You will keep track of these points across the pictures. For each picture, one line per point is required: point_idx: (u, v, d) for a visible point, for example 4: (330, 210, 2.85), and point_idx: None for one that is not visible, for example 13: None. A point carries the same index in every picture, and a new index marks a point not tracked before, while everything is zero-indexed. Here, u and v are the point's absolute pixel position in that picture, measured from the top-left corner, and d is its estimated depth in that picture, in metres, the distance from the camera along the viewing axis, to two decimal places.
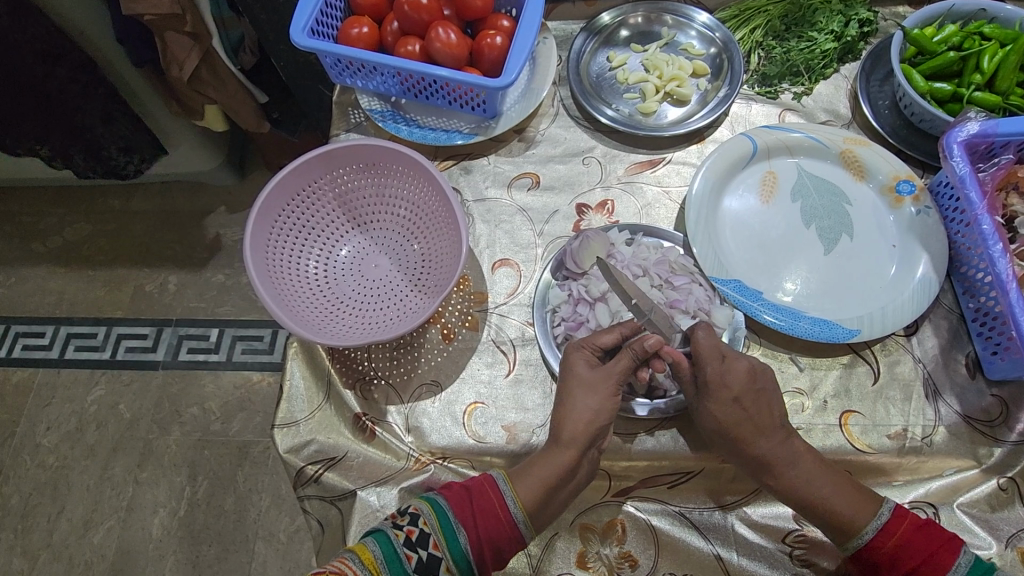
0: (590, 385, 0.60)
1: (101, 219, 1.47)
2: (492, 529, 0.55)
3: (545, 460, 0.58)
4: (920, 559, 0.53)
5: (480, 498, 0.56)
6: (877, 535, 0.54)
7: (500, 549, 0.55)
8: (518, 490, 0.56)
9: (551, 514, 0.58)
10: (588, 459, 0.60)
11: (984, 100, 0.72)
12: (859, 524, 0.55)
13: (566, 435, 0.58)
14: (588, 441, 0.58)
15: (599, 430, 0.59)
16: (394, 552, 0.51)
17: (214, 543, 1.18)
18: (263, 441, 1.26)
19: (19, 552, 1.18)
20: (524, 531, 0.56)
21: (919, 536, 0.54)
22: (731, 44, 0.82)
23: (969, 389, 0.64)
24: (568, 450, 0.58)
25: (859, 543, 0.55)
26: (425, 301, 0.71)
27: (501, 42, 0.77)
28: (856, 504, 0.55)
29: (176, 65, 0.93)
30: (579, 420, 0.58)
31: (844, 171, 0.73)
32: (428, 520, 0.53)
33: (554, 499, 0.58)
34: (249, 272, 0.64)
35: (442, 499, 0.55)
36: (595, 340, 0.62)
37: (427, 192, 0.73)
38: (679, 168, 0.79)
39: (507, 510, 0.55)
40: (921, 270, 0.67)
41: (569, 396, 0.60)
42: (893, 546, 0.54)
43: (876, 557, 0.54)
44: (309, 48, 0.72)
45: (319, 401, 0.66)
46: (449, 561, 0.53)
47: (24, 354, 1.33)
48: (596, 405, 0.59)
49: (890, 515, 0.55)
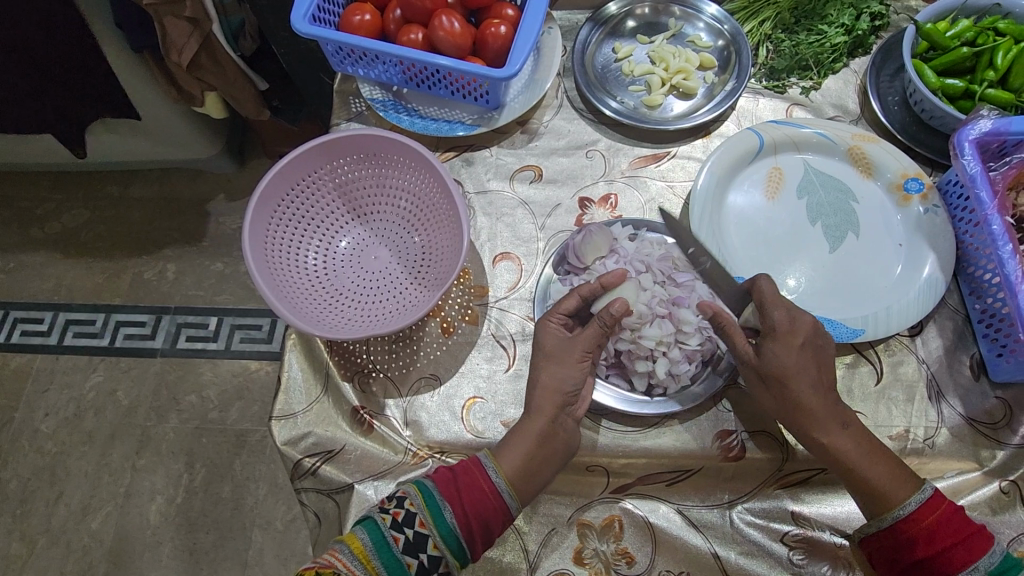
0: (557, 356, 0.61)
1: (100, 204, 1.46)
2: (478, 503, 0.54)
3: (526, 432, 0.58)
4: (957, 539, 0.52)
5: (465, 476, 0.55)
6: (919, 508, 0.53)
7: (489, 525, 0.54)
8: (504, 466, 0.56)
9: (538, 485, 0.58)
10: (566, 430, 0.59)
11: (996, 97, 0.71)
12: (896, 498, 0.54)
13: (536, 402, 0.59)
14: (558, 404, 0.60)
15: (567, 397, 0.60)
16: (382, 538, 0.51)
17: (211, 530, 1.19)
18: (261, 429, 1.26)
19: (17, 536, 1.19)
20: (510, 503, 0.55)
21: (956, 518, 0.52)
22: (739, 36, 0.81)
23: (972, 390, 0.63)
24: (540, 418, 0.59)
25: (898, 515, 0.53)
26: (425, 294, 0.70)
27: (505, 31, 0.75)
28: (896, 479, 0.55)
29: (175, 50, 0.91)
30: (547, 388, 0.60)
31: (852, 168, 0.72)
32: (414, 501, 0.53)
33: (537, 474, 0.57)
34: (247, 262, 0.63)
35: (428, 480, 0.55)
36: (560, 308, 0.62)
37: (429, 184, 0.72)
38: (685, 163, 0.78)
39: (491, 483, 0.55)
40: (928, 269, 0.66)
41: (535, 368, 0.61)
42: (931, 523, 0.52)
43: (912, 532, 0.53)
44: (310, 35, 0.71)
45: (317, 393, 0.65)
46: (436, 538, 0.52)
47: (22, 339, 1.33)
48: (563, 372, 0.60)
49: (933, 493, 0.54)
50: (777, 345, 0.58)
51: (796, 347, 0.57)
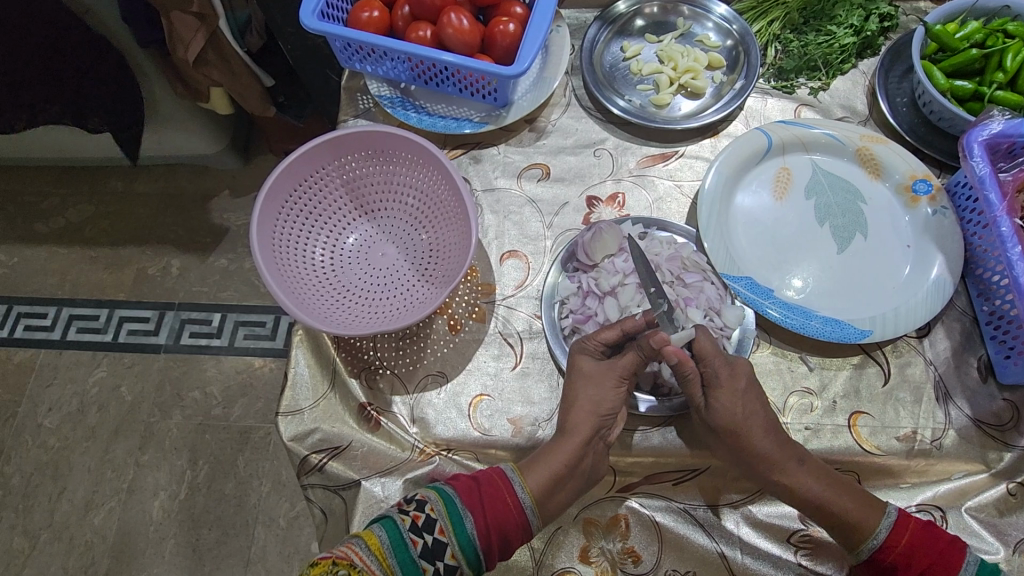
0: (592, 378, 0.60)
1: (104, 200, 1.46)
2: (500, 515, 0.54)
3: (557, 453, 0.57)
4: (932, 559, 0.52)
5: (488, 486, 0.56)
6: (890, 535, 0.54)
7: (507, 537, 0.54)
8: (529, 483, 0.56)
9: (560, 504, 0.58)
10: (593, 452, 0.59)
11: (1005, 99, 0.71)
12: (868, 525, 0.54)
13: (572, 424, 0.59)
14: (595, 428, 0.59)
15: (605, 419, 0.59)
16: (400, 538, 0.51)
17: (214, 526, 1.19)
18: (265, 426, 1.26)
19: (19, 532, 1.19)
20: (531, 520, 0.55)
21: (926, 536, 0.53)
22: (748, 36, 0.81)
23: (979, 392, 0.63)
24: (574, 441, 0.58)
25: (873, 546, 0.54)
26: (432, 291, 0.70)
27: (514, 29, 0.75)
28: (863, 506, 0.55)
29: (182, 47, 0.91)
30: (578, 403, 0.60)
31: (860, 169, 0.72)
32: (435, 507, 0.53)
33: (561, 494, 0.57)
34: (256, 257, 0.63)
35: (450, 488, 0.55)
36: (597, 334, 0.62)
37: (437, 180, 0.71)
38: (693, 162, 0.78)
39: (516, 497, 0.55)
40: (936, 271, 0.66)
41: (573, 388, 0.61)
42: (905, 545, 0.53)
43: (890, 558, 0.54)
44: (319, 31, 0.71)
45: (324, 389, 0.65)
46: (455, 547, 0.52)
47: (26, 334, 1.33)
48: (599, 396, 0.60)
49: (898, 515, 0.54)
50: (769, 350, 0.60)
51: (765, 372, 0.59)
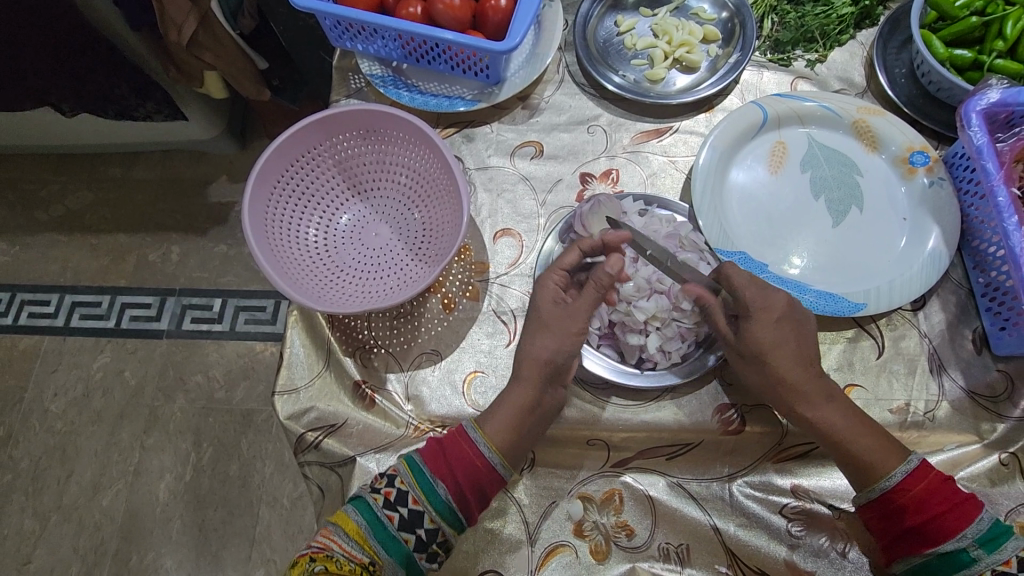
0: (552, 325, 0.60)
1: (103, 187, 1.46)
2: (470, 474, 0.54)
3: (511, 403, 0.58)
4: (947, 507, 0.51)
5: (453, 448, 0.55)
6: (906, 478, 0.53)
7: (484, 492, 0.55)
8: (490, 434, 0.56)
9: (525, 448, 0.59)
10: (551, 395, 0.60)
11: (1005, 67, 0.69)
12: (883, 468, 0.54)
13: (527, 370, 0.59)
14: (547, 375, 0.59)
15: (561, 367, 0.60)
16: (375, 517, 0.52)
17: (219, 507, 1.20)
18: (267, 409, 1.27)
19: (29, 514, 1.21)
20: (501, 470, 0.56)
21: (945, 485, 0.52)
22: (743, 8, 0.79)
23: (974, 364, 0.63)
24: (528, 388, 0.59)
25: (886, 486, 0.53)
26: (426, 269, 0.70)
27: (506, 4, 0.74)
28: (883, 451, 0.55)
29: (173, 28, 0.90)
30: (539, 358, 0.59)
31: (857, 142, 0.71)
32: (404, 479, 0.53)
33: (524, 435, 0.58)
34: (248, 237, 0.63)
35: (416, 455, 0.55)
36: (561, 263, 0.63)
37: (428, 159, 0.71)
38: (687, 138, 0.77)
39: (481, 454, 0.55)
40: (932, 242, 0.65)
41: (533, 334, 0.60)
42: (921, 490, 0.52)
43: (901, 501, 0.53)
44: (308, 9, 0.70)
45: (320, 368, 0.66)
46: (432, 513, 0.53)
47: (29, 322, 1.34)
48: (557, 344, 0.59)
49: (919, 463, 0.54)
50: (756, 321, 0.58)
51: (765, 334, 0.58)
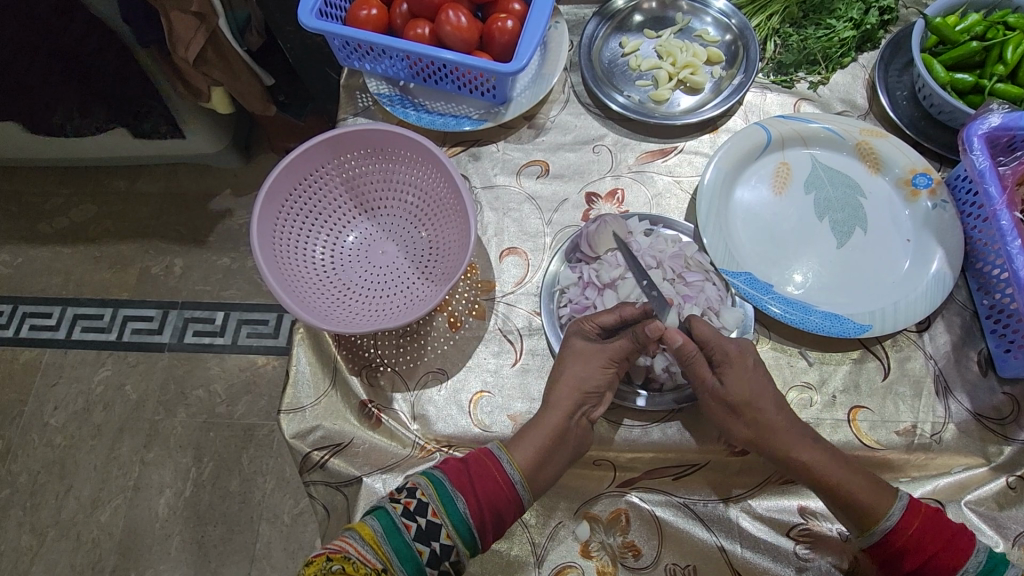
0: (580, 354, 0.61)
1: (107, 200, 1.46)
2: (491, 494, 0.55)
3: (539, 427, 0.59)
4: (943, 543, 0.52)
5: (477, 466, 0.56)
6: (902, 518, 0.53)
7: (501, 514, 0.55)
8: (517, 459, 0.57)
9: (548, 478, 0.58)
10: (578, 424, 0.60)
11: (1006, 92, 0.70)
12: (880, 509, 0.54)
13: (555, 396, 0.60)
14: (576, 403, 0.60)
15: (587, 397, 0.60)
16: (393, 524, 0.51)
17: (219, 523, 1.20)
18: (269, 424, 1.27)
19: (27, 529, 1.20)
20: (523, 495, 0.56)
21: (938, 521, 0.53)
22: (747, 31, 0.80)
23: (980, 386, 0.63)
24: (554, 414, 0.59)
25: (884, 528, 0.53)
26: (433, 289, 0.71)
27: (512, 26, 0.75)
28: (875, 489, 0.55)
29: (181, 46, 0.91)
30: (567, 384, 0.60)
31: (859, 163, 0.72)
32: (425, 491, 0.53)
33: (549, 463, 0.58)
34: (256, 256, 0.64)
35: (439, 471, 0.55)
36: (596, 317, 0.62)
37: (435, 178, 0.72)
38: (691, 158, 0.78)
39: (505, 473, 0.56)
40: (936, 264, 0.66)
41: (562, 363, 0.62)
42: (917, 528, 0.53)
43: (900, 542, 0.53)
44: (317, 30, 0.71)
45: (325, 387, 0.66)
46: (449, 527, 0.53)
47: (31, 334, 1.34)
48: (584, 372, 0.60)
49: (910, 499, 0.54)
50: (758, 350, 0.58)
51: (750, 369, 0.59)
